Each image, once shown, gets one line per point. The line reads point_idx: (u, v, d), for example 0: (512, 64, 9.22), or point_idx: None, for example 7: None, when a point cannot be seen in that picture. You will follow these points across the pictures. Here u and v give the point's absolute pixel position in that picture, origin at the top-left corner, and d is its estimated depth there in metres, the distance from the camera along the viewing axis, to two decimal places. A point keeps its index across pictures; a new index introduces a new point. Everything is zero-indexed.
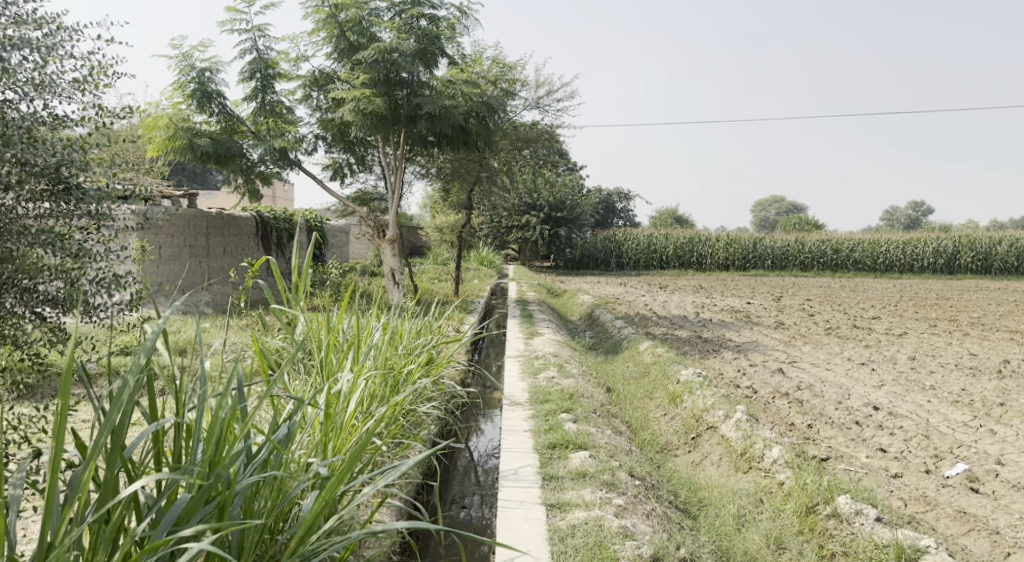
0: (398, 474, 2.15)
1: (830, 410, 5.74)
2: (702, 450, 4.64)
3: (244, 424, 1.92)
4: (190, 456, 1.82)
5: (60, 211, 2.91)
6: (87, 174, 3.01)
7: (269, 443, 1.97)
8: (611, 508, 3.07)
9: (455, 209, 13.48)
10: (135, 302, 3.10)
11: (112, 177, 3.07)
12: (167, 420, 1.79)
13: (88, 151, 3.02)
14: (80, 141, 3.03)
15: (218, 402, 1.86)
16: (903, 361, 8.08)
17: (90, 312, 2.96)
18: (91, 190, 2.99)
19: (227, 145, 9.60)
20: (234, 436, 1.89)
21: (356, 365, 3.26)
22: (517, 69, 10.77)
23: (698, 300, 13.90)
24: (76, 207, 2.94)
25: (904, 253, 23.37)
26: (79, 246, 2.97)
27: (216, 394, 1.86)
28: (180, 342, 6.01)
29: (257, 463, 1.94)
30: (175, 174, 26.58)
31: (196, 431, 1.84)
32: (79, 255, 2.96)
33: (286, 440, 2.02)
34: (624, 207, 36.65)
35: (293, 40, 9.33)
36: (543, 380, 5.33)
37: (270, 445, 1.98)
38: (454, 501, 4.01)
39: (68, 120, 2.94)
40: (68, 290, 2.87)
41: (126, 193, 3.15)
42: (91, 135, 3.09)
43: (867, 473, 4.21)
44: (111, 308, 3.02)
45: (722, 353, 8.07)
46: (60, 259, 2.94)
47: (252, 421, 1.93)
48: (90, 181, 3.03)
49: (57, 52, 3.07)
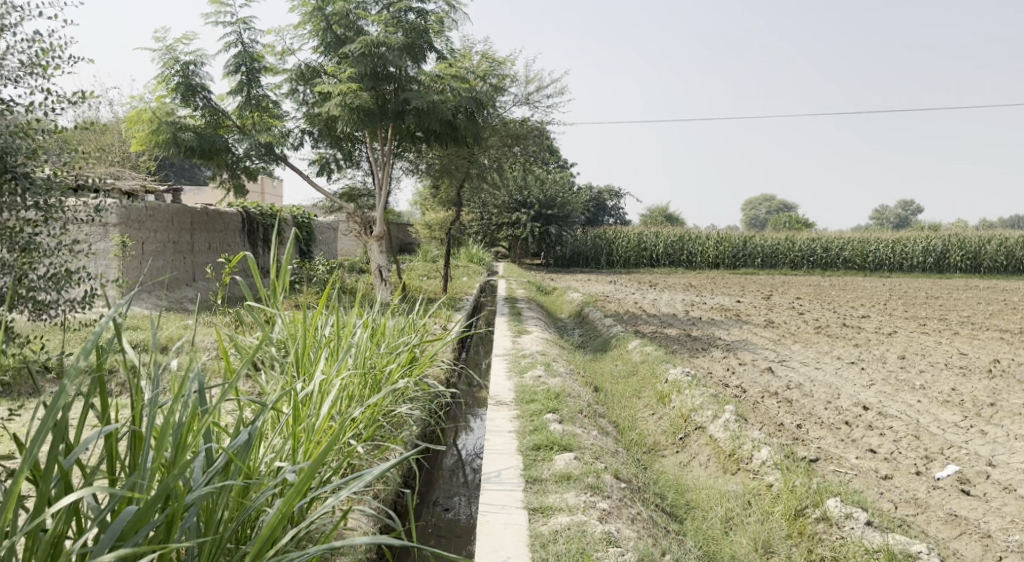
0: (368, 481, 2.05)
1: (820, 410, 5.68)
2: (690, 451, 4.56)
3: (201, 427, 1.82)
4: (140, 463, 1.72)
5: (6, 201, 2.79)
6: (36, 162, 2.89)
7: (229, 449, 1.87)
8: (596, 512, 2.98)
9: (444, 206, 13.37)
10: (90, 298, 3.04)
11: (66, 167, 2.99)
12: (115, 425, 1.68)
13: (36, 137, 2.90)
14: (28, 126, 2.91)
15: (171, 405, 1.76)
16: (893, 360, 8.03)
17: (42, 309, 2.88)
18: (40, 179, 2.87)
19: (211, 138, 9.42)
20: (190, 440, 1.80)
21: (333, 365, 3.17)
22: (506, 64, 10.67)
23: (688, 298, 13.86)
24: (23, 198, 2.83)
25: (894, 252, 23.39)
26: (29, 238, 2.89)
27: (168, 398, 1.76)
28: (161, 339, 5.90)
29: (214, 470, 1.84)
30: (162, 169, 26.31)
31: (146, 438, 1.74)
32: (29, 248, 2.84)
33: (247, 445, 1.91)
34: (614, 205, 36.60)
35: (279, 33, 9.22)
36: (530, 379, 5.23)
37: (229, 451, 1.88)
38: (437, 503, 3.93)
39: (15, 103, 2.82)
40: (16, 285, 2.76)
41: (79, 181, 3.09)
42: (40, 120, 2.97)
43: (856, 476, 4.15)
44: (64, 304, 2.91)
45: (711, 352, 8.01)
46: (10, 252, 2.85)
47: (211, 425, 1.82)
48: (38, 169, 2.91)
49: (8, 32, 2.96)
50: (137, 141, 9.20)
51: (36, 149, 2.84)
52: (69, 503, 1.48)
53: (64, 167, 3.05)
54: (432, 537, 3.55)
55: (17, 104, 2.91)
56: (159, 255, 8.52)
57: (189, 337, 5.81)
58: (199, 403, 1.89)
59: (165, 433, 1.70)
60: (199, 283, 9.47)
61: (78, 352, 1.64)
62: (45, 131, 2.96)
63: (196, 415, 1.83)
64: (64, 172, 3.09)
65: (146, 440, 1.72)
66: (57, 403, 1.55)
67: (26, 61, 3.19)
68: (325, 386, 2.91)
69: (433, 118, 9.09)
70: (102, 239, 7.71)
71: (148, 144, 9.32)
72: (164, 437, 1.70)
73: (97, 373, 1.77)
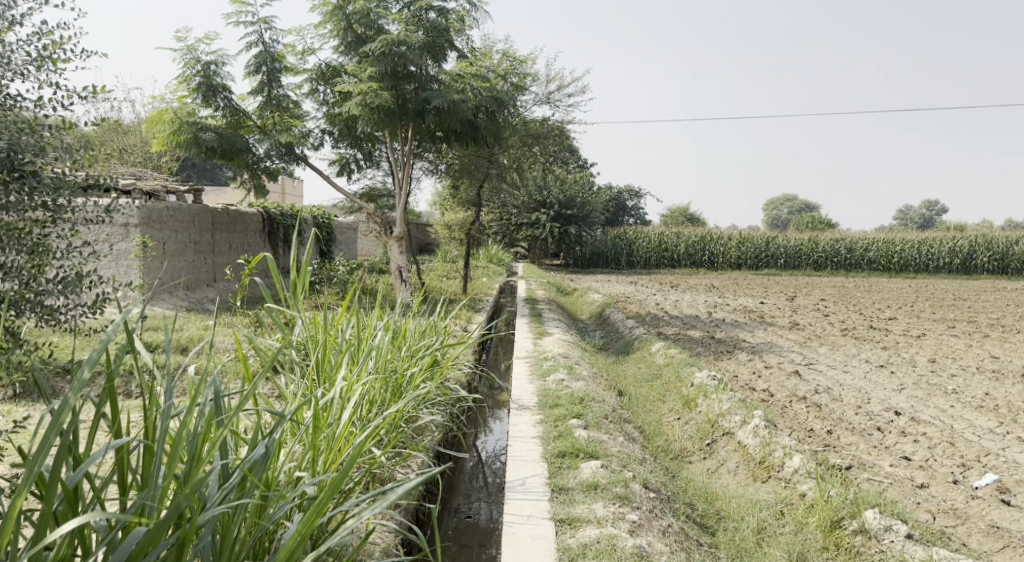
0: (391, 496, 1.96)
1: (851, 415, 5.52)
2: (718, 457, 4.43)
3: (214, 440, 1.74)
4: (150, 479, 1.65)
5: (13, 201, 2.73)
6: (45, 160, 2.82)
7: (244, 464, 1.79)
8: (625, 525, 2.87)
9: (463, 206, 13.30)
10: (99, 303, 3.00)
11: (76, 166, 2.94)
12: (123, 440, 1.61)
13: (44, 134, 2.83)
14: (36, 121, 2.84)
15: (183, 417, 1.68)
16: (924, 364, 7.83)
17: (51, 314, 2.83)
18: (48, 178, 2.80)
19: (232, 139, 9.39)
20: (203, 454, 1.72)
21: (354, 370, 3.10)
22: (527, 63, 10.57)
23: (710, 300, 13.68)
24: (30, 198, 2.76)
25: (920, 252, 23.02)
26: (38, 240, 2.83)
27: (180, 411, 1.69)
28: (181, 340, 5.87)
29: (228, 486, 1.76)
30: (183, 170, 26.49)
31: (158, 451, 1.66)
32: (35, 251, 2.78)
33: (265, 459, 1.84)
34: (635, 205, 36.37)
35: (300, 32, 9.19)
36: (552, 382, 5.12)
37: (244, 466, 1.80)
38: (459, 510, 3.83)
39: (22, 99, 2.75)
40: (20, 291, 2.70)
41: (89, 180, 3.05)
42: (48, 115, 2.90)
43: (892, 485, 4.02)
44: (70, 309, 2.85)
45: (736, 355, 7.87)
46: (16, 256, 2.78)
47: (225, 438, 1.74)
48: (46, 167, 2.83)
49: (15, 24, 2.91)
50: (159, 142, 9.21)
51: (44, 145, 2.77)
52: (70, 528, 1.41)
53: (74, 165, 2.99)
54: (455, 544, 3.47)
55: (23, 100, 2.84)
56: (179, 255, 8.51)
57: (209, 339, 5.77)
58: (214, 413, 1.82)
59: (178, 447, 1.63)
60: (218, 284, 9.45)
61: (87, 358, 1.57)
62: (54, 126, 2.90)
63: (211, 429, 1.76)
64: (74, 171, 3.02)
65: (157, 454, 1.65)
66: (62, 413, 1.49)
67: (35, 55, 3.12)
68: (346, 392, 2.83)
69: (454, 117, 9.03)
70: (122, 240, 7.74)
71: (170, 144, 9.33)
72: (175, 452, 1.62)
73: (108, 381, 1.71)
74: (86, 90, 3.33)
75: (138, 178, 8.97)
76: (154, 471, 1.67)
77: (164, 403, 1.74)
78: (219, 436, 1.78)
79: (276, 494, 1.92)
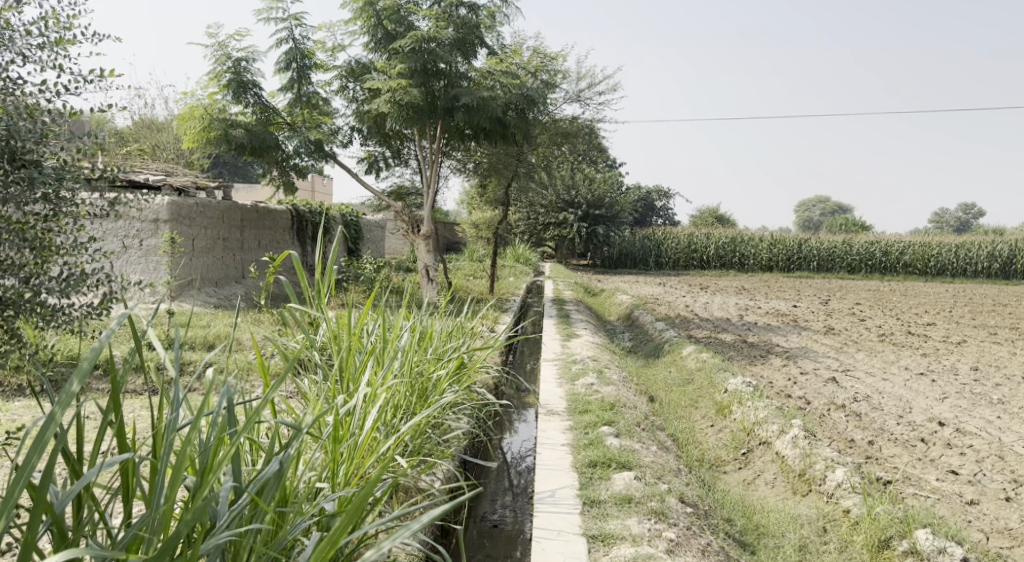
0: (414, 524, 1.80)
1: (893, 426, 5.29)
2: (755, 468, 4.26)
3: (223, 456, 1.62)
4: (153, 500, 1.54)
5: (17, 195, 2.68)
6: (47, 151, 2.75)
7: (257, 480, 1.67)
8: (663, 543, 2.72)
9: (490, 205, 13.20)
10: (103, 302, 2.98)
11: (79, 155, 2.88)
12: (121, 457, 1.50)
13: (44, 122, 2.76)
14: (38, 109, 2.77)
15: (190, 429, 1.57)
16: (967, 372, 7.55)
17: (52, 314, 2.80)
18: (51, 169, 2.73)
19: (262, 136, 9.29)
20: (212, 470, 1.61)
21: (379, 376, 2.97)
22: (557, 60, 10.40)
23: (741, 302, 13.41)
24: (33, 192, 2.71)
25: (958, 256, 22.48)
26: (38, 237, 2.78)
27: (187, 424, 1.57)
28: (205, 336, 5.82)
29: (237, 506, 1.65)
30: (215, 167, 26.95)
31: (161, 470, 1.55)
32: (37, 249, 2.75)
33: (279, 475, 1.71)
34: (664, 205, 36.01)
35: (330, 29, 9.16)
36: (582, 387, 4.98)
37: (256, 485, 1.67)
38: (485, 518, 3.69)
39: (23, 86, 2.68)
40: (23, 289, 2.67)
41: (96, 171, 3.00)
42: (51, 102, 2.83)
43: (940, 501, 3.82)
44: (70, 307, 2.82)
45: (769, 360, 7.65)
46: (20, 253, 2.75)
47: (232, 454, 1.61)
48: (50, 158, 2.77)
49: (17, 5, 2.83)
50: (189, 138, 9.21)
51: (44, 134, 2.69)
52: None
53: (79, 155, 2.92)
54: (480, 555, 3.34)
55: (25, 85, 2.76)
56: (208, 251, 8.49)
57: (234, 336, 5.72)
58: (225, 423, 1.70)
59: (179, 467, 1.50)
60: (246, 281, 9.43)
61: (78, 368, 1.45)
62: (55, 113, 2.82)
63: (221, 444, 1.64)
64: (81, 163, 2.96)
65: (161, 473, 1.54)
66: (49, 428, 1.38)
67: (42, 39, 3.05)
68: (370, 398, 2.72)
69: (483, 114, 8.89)
70: (152, 236, 7.72)
71: (202, 141, 9.36)
72: (176, 472, 1.51)
73: (112, 388, 1.61)
74: (92, 73, 3.23)
75: (168, 174, 9.01)
76: (157, 491, 1.56)
77: (172, 413, 1.63)
78: (227, 452, 1.65)
79: (290, 514, 1.79)
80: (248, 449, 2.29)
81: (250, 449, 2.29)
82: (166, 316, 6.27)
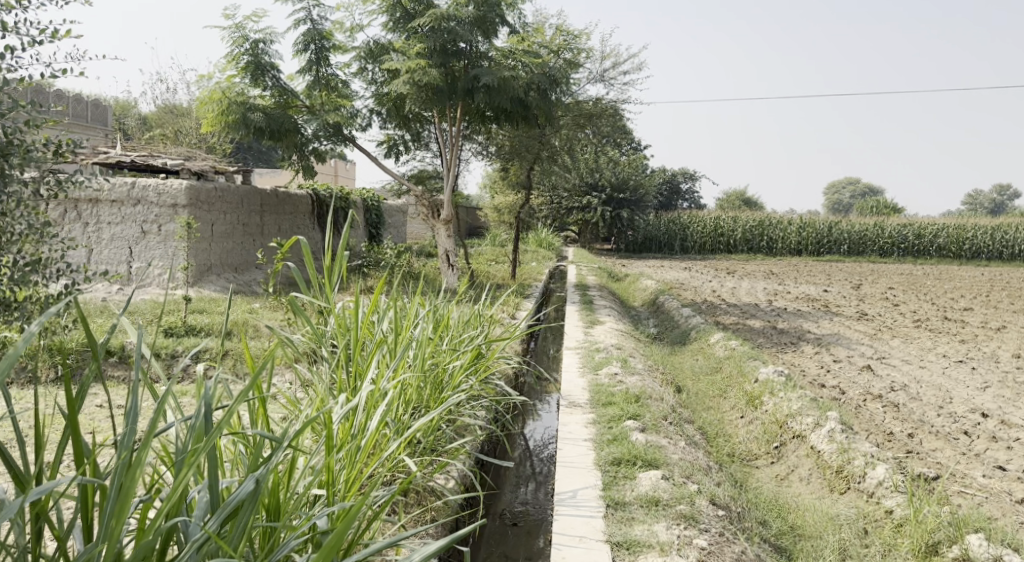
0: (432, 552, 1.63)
1: (933, 417, 5.03)
2: (788, 463, 4.04)
3: (187, 477, 1.46)
4: (106, 524, 1.40)
5: None
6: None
7: (227, 504, 1.52)
8: (693, 552, 2.53)
9: (513, 189, 12.99)
10: (61, 294, 2.94)
11: (28, 127, 2.76)
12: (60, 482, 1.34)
13: None
14: None
15: (139, 448, 1.40)
16: (1008, 359, 7.23)
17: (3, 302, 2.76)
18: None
19: (280, 119, 9.11)
20: (172, 492, 1.45)
21: (387, 371, 2.78)
22: (581, 38, 10.09)
23: (770, 287, 13.08)
24: None
25: (994, 239, 21.83)
26: None
27: (142, 439, 1.41)
28: (216, 322, 5.69)
29: (202, 533, 1.51)
30: (239, 153, 27.08)
31: (112, 489, 1.41)
32: None
33: (255, 495, 1.56)
34: (689, 189, 35.56)
35: (349, 8, 8.94)
36: (605, 377, 4.78)
37: (226, 509, 1.52)
38: (503, 513, 3.50)
39: None
40: None
41: (51, 145, 2.86)
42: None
43: (987, 500, 3.58)
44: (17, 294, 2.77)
45: (801, 347, 7.38)
46: None
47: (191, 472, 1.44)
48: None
49: None
50: (208, 121, 9.03)
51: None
52: None
53: (28, 128, 2.77)
54: (497, 554, 3.14)
55: None
56: (227, 237, 8.38)
57: (245, 323, 5.59)
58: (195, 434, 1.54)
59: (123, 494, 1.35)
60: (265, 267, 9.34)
61: None
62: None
63: (187, 459, 1.49)
64: (33, 135, 2.82)
65: (111, 494, 1.39)
66: None
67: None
68: (376, 395, 2.55)
69: (504, 95, 8.58)
70: (170, 221, 7.57)
71: (221, 125, 9.17)
72: (125, 498, 1.37)
73: (65, 396, 1.44)
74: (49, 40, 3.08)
75: (187, 159, 8.89)
76: (107, 514, 1.42)
77: (131, 425, 1.47)
78: (191, 470, 1.48)
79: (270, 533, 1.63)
80: (245, 451, 2.14)
81: (242, 454, 2.16)
82: (182, 302, 6.17)
